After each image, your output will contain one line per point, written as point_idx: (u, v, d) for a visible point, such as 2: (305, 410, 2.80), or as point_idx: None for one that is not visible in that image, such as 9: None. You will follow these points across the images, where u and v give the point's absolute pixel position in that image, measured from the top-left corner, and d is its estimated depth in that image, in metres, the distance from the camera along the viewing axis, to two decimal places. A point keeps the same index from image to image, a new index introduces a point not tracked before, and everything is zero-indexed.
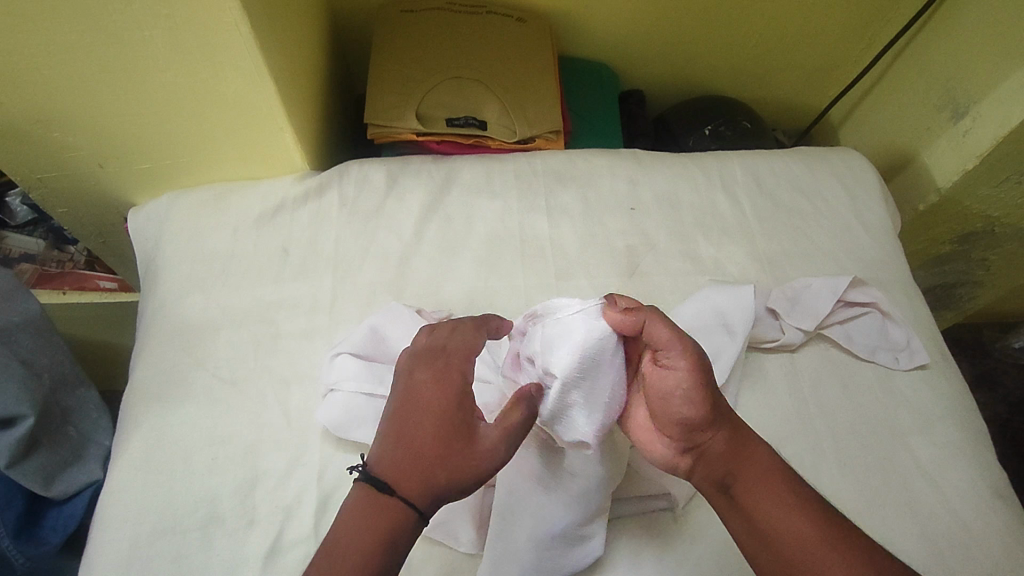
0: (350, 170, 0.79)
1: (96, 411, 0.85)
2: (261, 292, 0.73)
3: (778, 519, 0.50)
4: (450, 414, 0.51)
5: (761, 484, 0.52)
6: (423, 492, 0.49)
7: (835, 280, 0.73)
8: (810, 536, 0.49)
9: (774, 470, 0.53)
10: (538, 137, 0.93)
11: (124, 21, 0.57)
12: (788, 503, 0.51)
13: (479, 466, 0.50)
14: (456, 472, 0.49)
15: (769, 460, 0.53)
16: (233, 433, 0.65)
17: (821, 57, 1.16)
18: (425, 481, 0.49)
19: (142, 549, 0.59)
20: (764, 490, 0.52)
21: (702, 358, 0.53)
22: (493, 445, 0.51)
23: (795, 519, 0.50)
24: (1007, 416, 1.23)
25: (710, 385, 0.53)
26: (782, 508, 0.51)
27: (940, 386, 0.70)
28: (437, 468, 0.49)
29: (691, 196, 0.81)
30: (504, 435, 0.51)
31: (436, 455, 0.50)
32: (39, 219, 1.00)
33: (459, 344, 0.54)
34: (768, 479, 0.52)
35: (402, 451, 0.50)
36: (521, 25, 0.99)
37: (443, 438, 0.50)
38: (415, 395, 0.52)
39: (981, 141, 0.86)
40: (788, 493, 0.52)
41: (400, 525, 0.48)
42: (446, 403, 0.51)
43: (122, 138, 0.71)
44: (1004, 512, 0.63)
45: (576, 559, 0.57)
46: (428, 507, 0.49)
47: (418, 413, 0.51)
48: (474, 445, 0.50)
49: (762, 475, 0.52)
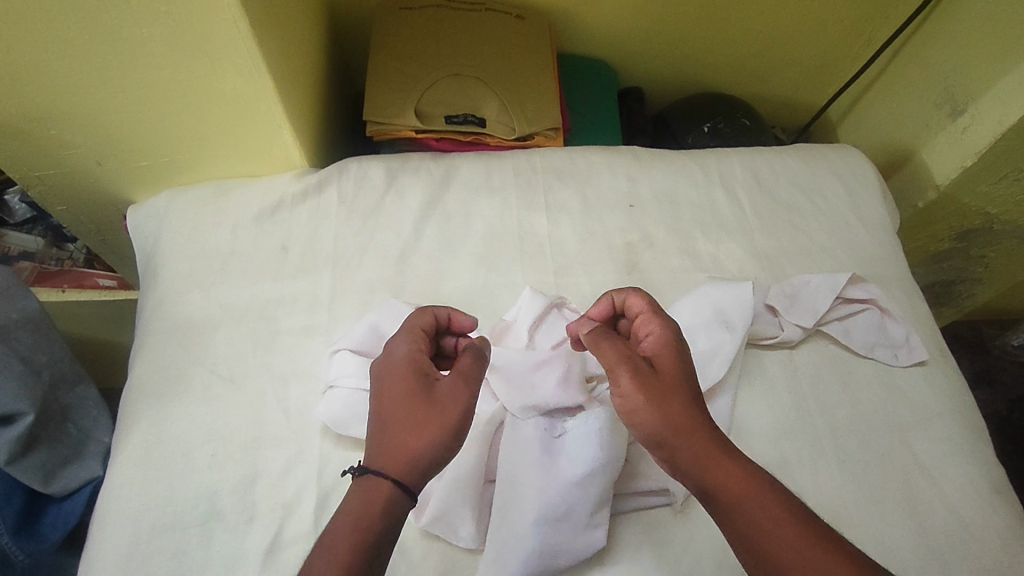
0: (350, 167, 0.79)
1: (95, 408, 0.85)
2: (261, 289, 0.73)
3: (756, 539, 0.47)
4: (406, 378, 0.55)
5: (736, 502, 0.49)
6: (394, 454, 0.51)
7: (834, 277, 0.73)
8: (788, 557, 0.46)
9: (752, 485, 0.49)
10: (538, 134, 0.93)
11: (122, 18, 0.57)
12: (766, 522, 0.47)
13: (440, 415, 0.53)
14: (418, 426, 0.52)
15: (748, 474, 0.50)
16: (233, 429, 0.65)
17: (820, 54, 1.16)
18: (394, 444, 0.52)
19: (141, 546, 0.59)
20: (741, 508, 0.49)
21: (639, 379, 0.54)
22: (450, 394, 0.54)
23: (775, 539, 0.47)
24: (1006, 413, 1.23)
25: (654, 402, 0.53)
26: (760, 528, 0.47)
27: (939, 382, 0.70)
28: (406, 429, 0.52)
29: (691, 193, 0.81)
30: (460, 383, 0.55)
31: (398, 417, 0.53)
32: (38, 217, 1.01)
33: (410, 325, 0.59)
34: (746, 496, 0.49)
35: (377, 426, 0.53)
36: (520, 22, 0.99)
37: (403, 400, 0.53)
38: (383, 371, 0.56)
39: (979, 137, 0.86)
40: (769, 510, 0.48)
41: (377, 494, 0.49)
42: (401, 371, 0.55)
43: (120, 136, 0.71)
44: (1002, 507, 0.64)
45: (580, 548, 0.57)
46: (402, 469, 0.50)
47: (380, 390, 0.55)
48: (432, 398, 0.53)
49: (737, 492, 0.49)
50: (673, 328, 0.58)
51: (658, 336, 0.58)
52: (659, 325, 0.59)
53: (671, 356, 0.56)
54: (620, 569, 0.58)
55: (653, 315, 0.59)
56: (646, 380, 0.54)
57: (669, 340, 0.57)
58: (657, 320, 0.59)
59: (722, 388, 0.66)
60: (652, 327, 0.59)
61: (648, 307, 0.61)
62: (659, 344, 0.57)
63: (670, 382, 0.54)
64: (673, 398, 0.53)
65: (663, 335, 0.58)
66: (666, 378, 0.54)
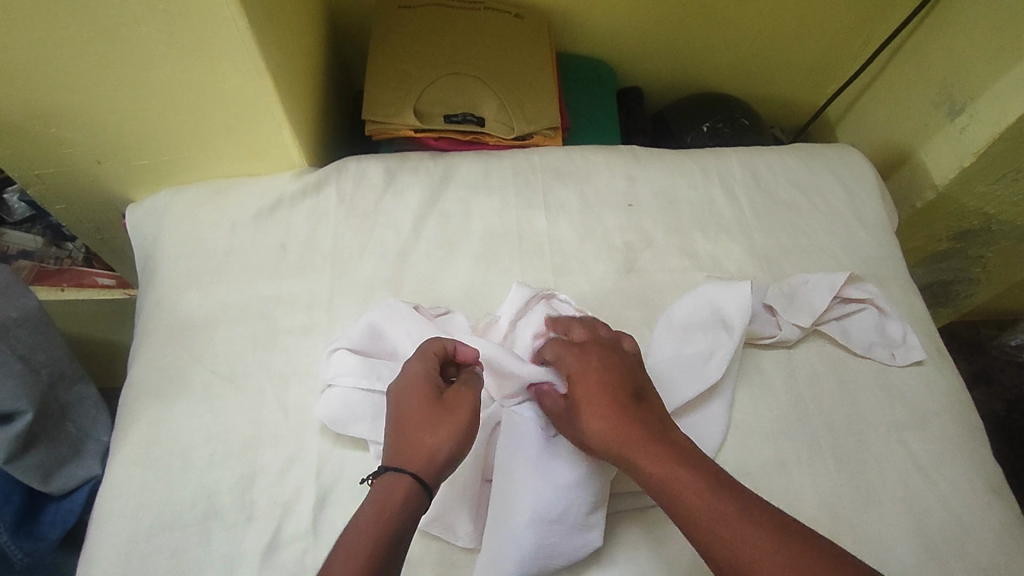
0: (349, 166, 0.79)
1: (95, 407, 0.85)
2: (260, 288, 0.73)
3: (685, 527, 0.50)
4: (419, 391, 0.55)
5: (662, 495, 0.52)
6: (414, 457, 0.52)
7: (833, 276, 0.73)
8: (711, 541, 0.48)
9: (671, 475, 0.52)
10: (537, 133, 0.93)
11: (121, 16, 0.57)
12: (685, 510, 0.50)
13: (455, 420, 0.53)
14: (436, 432, 0.53)
15: (667, 466, 0.52)
16: (232, 428, 0.65)
17: (819, 54, 1.16)
18: (412, 449, 0.52)
19: (141, 544, 0.60)
20: (667, 501, 0.51)
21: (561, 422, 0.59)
22: (465, 401, 0.54)
23: (698, 523, 0.49)
24: (1004, 413, 1.23)
25: (584, 440, 0.57)
26: (686, 516, 0.50)
27: (937, 382, 0.71)
28: (423, 433, 0.53)
29: (689, 192, 0.82)
30: (470, 391, 0.55)
31: (416, 426, 0.53)
32: (37, 216, 1.01)
33: (422, 350, 0.58)
34: (666, 489, 0.51)
35: (395, 432, 0.54)
36: (519, 21, 0.99)
37: (418, 410, 0.54)
38: (402, 380, 0.56)
39: (978, 138, 0.87)
40: (688, 496, 0.50)
41: (398, 490, 0.50)
42: (414, 386, 0.55)
43: (119, 134, 0.71)
44: (999, 507, 0.64)
45: (575, 548, 0.57)
46: (422, 469, 0.51)
47: (396, 405, 0.55)
48: (448, 407, 0.54)
49: (660, 487, 0.52)
50: (585, 360, 0.59)
51: (569, 372, 0.59)
52: (572, 364, 0.60)
53: (588, 389, 0.58)
54: (618, 567, 0.59)
55: (560, 353, 0.61)
56: (566, 420, 0.58)
57: (577, 372, 0.59)
58: (565, 358, 0.60)
59: (719, 389, 0.66)
60: (564, 366, 0.60)
61: (559, 348, 0.61)
62: (571, 379, 0.59)
63: (586, 412, 0.57)
64: (589, 424, 0.56)
65: (578, 371, 0.59)
66: (576, 412, 0.57)
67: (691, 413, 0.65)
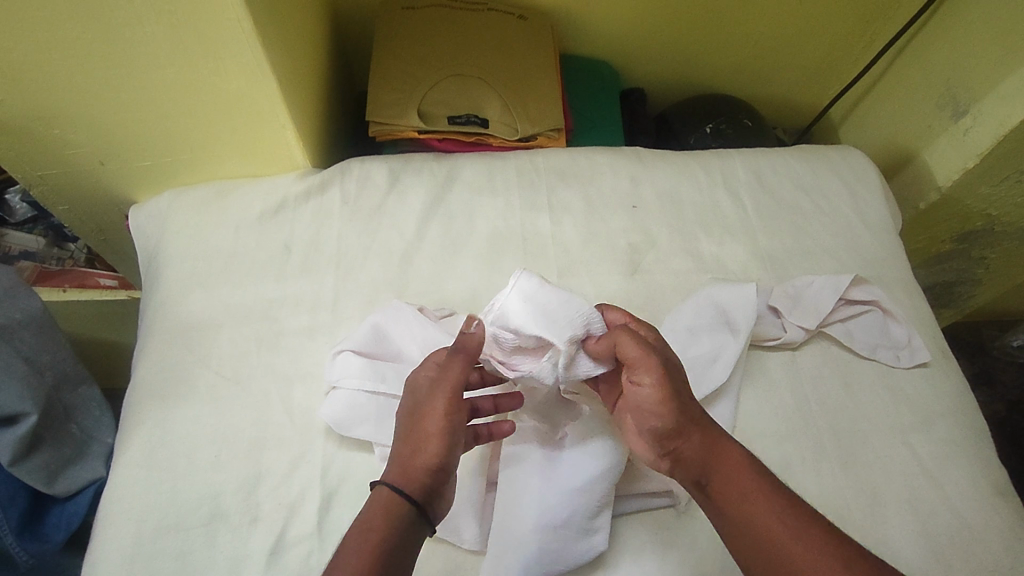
0: (353, 168, 0.79)
1: (99, 409, 0.85)
2: (264, 289, 0.73)
3: (755, 507, 0.50)
4: (403, 400, 0.57)
5: (736, 476, 0.52)
6: (393, 466, 0.52)
7: (837, 278, 0.73)
8: (782, 530, 0.49)
9: (744, 461, 0.53)
10: (540, 135, 0.93)
11: (125, 17, 0.57)
12: (754, 496, 0.51)
13: (427, 424, 0.53)
14: (410, 441, 0.53)
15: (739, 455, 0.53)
16: (237, 430, 0.65)
17: (821, 55, 1.16)
18: (391, 459, 0.53)
19: (146, 546, 0.60)
20: (740, 484, 0.52)
21: (666, 369, 0.53)
22: (433, 401, 0.54)
23: (770, 508, 0.50)
24: (1006, 414, 1.23)
25: (678, 398, 0.53)
26: (756, 499, 0.51)
27: (941, 383, 0.71)
28: (400, 444, 0.53)
29: (693, 194, 0.82)
30: (443, 390, 0.54)
31: (399, 437, 0.54)
32: (40, 217, 1.02)
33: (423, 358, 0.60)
34: (742, 472, 0.52)
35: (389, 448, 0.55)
36: (522, 22, 0.99)
37: (399, 420, 0.55)
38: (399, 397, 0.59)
39: (981, 138, 0.86)
40: (762, 485, 0.51)
41: (374, 501, 0.51)
42: (401, 395, 0.57)
43: (122, 136, 0.71)
44: (1004, 508, 0.64)
45: (580, 553, 0.57)
46: (395, 477, 0.51)
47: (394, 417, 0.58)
48: (421, 412, 0.54)
49: (737, 471, 0.52)
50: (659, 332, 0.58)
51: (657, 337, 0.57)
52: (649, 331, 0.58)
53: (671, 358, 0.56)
54: (623, 569, 0.59)
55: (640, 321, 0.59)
56: (668, 369, 0.53)
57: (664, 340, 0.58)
58: (647, 325, 0.58)
59: (724, 391, 0.66)
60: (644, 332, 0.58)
61: (628, 317, 0.59)
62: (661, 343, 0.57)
63: (677, 374, 0.55)
64: (684, 386, 0.54)
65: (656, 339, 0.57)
66: (676, 370, 0.55)
67: None
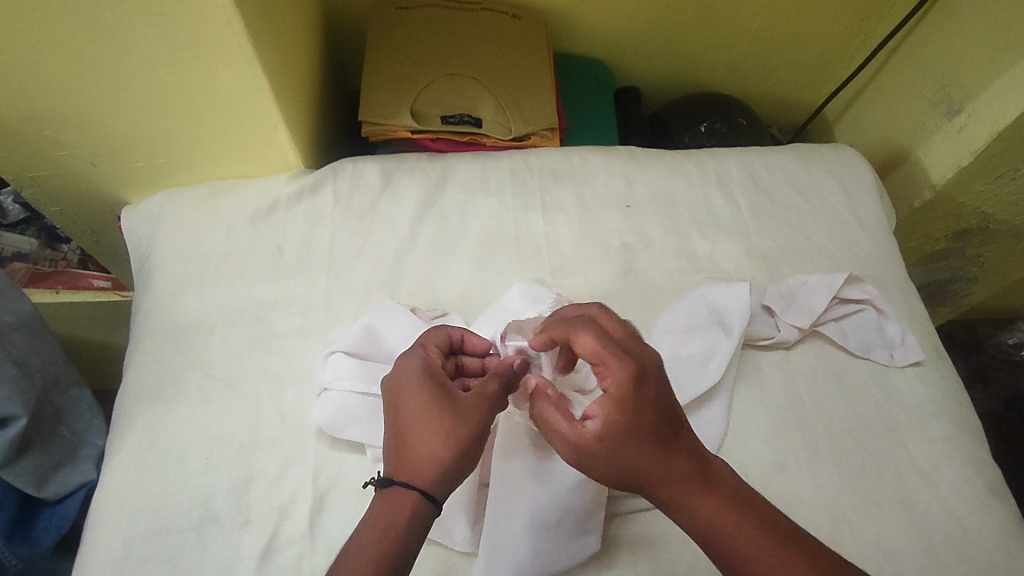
0: (345, 168, 0.78)
1: (90, 411, 0.84)
2: (255, 290, 0.72)
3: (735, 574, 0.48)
4: (427, 390, 0.53)
5: (711, 543, 0.49)
6: (421, 467, 0.50)
7: (831, 277, 0.73)
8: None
9: (725, 526, 0.49)
10: (534, 134, 0.93)
11: (116, 18, 0.57)
12: (722, 548, 0.49)
13: (466, 430, 0.52)
14: (443, 440, 0.51)
15: (718, 520, 0.49)
16: (229, 432, 0.64)
17: (817, 54, 1.16)
18: (417, 458, 0.50)
19: (137, 550, 0.59)
20: (711, 540, 0.49)
21: (581, 459, 0.52)
22: (474, 407, 0.53)
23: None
24: (1001, 412, 1.23)
25: (611, 471, 0.51)
26: (734, 568, 0.48)
27: (935, 382, 0.70)
28: (428, 441, 0.51)
29: (687, 193, 0.81)
30: (486, 401, 0.53)
31: (422, 431, 0.51)
32: (31, 219, 0.99)
33: (423, 342, 0.58)
34: (719, 540, 0.49)
35: (399, 438, 0.52)
36: (517, 21, 0.99)
37: (425, 412, 0.52)
38: (402, 381, 0.54)
39: (976, 137, 0.86)
40: (741, 546, 0.48)
41: (404, 507, 0.49)
42: (419, 383, 0.53)
43: (114, 137, 0.71)
44: (998, 507, 0.64)
45: (573, 553, 0.57)
46: (428, 483, 0.50)
47: (398, 403, 0.53)
48: (458, 413, 0.52)
49: (704, 524, 0.49)
50: (619, 372, 0.50)
51: (608, 393, 0.50)
52: (604, 377, 0.51)
53: (618, 416, 0.50)
54: (616, 570, 0.58)
55: (601, 363, 0.51)
56: (588, 455, 0.51)
57: (617, 395, 0.50)
58: (608, 371, 0.50)
59: (717, 391, 0.66)
60: (603, 380, 0.51)
61: (598, 346, 0.51)
62: (607, 403, 0.50)
63: (614, 442, 0.50)
64: (625, 464, 0.50)
65: (608, 388, 0.50)
66: (609, 448, 0.50)
67: (689, 416, 0.65)
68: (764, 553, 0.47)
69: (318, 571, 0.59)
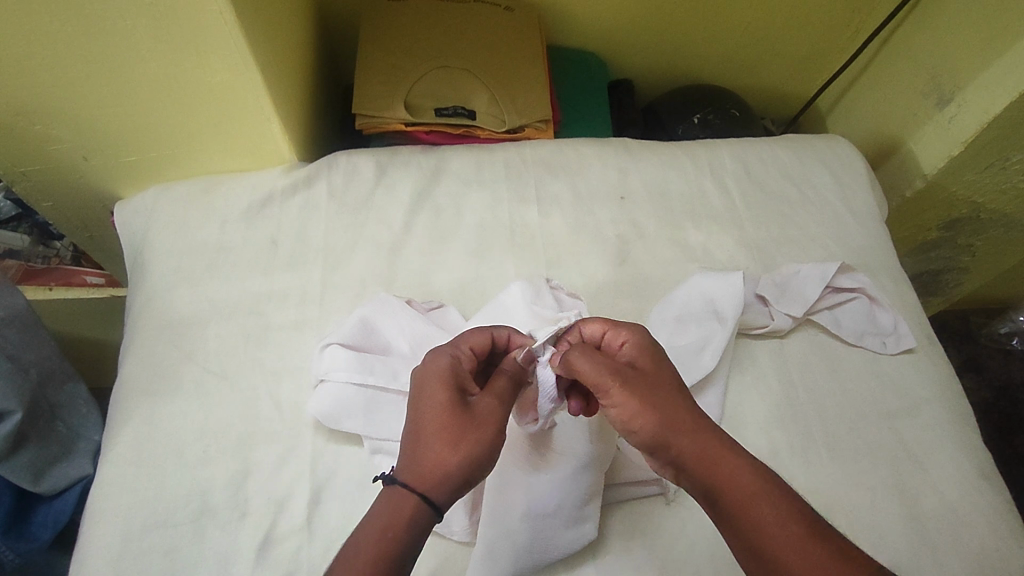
0: (339, 161, 0.78)
1: (85, 406, 0.85)
2: (250, 284, 0.72)
3: (761, 545, 0.46)
4: (445, 389, 0.52)
5: (741, 504, 0.48)
6: (424, 472, 0.49)
7: (824, 266, 0.73)
8: (790, 538, 0.46)
9: (753, 484, 0.48)
10: (528, 126, 0.93)
11: (104, 9, 0.56)
12: (752, 507, 0.47)
13: (476, 435, 0.51)
14: (450, 445, 0.50)
15: (754, 478, 0.48)
16: (225, 425, 0.64)
17: (809, 44, 1.16)
18: (423, 461, 0.50)
19: (134, 542, 0.59)
20: (742, 503, 0.48)
21: (627, 389, 0.51)
22: (486, 413, 0.52)
23: (781, 546, 0.46)
24: (993, 401, 1.24)
25: (656, 406, 0.51)
26: (764, 536, 0.46)
27: (928, 369, 0.71)
28: (438, 443, 0.50)
29: (681, 184, 0.82)
30: (495, 407, 0.53)
31: (431, 433, 0.50)
32: (22, 215, 1.00)
33: (458, 340, 0.57)
34: (752, 504, 0.47)
35: (411, 439, 0.51)
36: (510, 14, 0.99)
37: (438, 411, 0.51)
38: (422, 379, 0.53)
39: (966, 126, 0.87)
40: (771, 506, 0.47)
41: (404, 508, 0.48)
42: (440, 382, 0.52)
43: (106, 130, 0.70)
44: (988, 491, 0.64)
45: (570, 541, 0.57)
46: (433, 487, 0.49)
47: (417, 398, 0.53)
48: (470, 419, 0.51)
49: (737, 480, 0.48)
50: (643, 332, 0.56)
51: (634, 342, 0.55)
52: (629, 334, 0.56)
53: (652, 360, 0.54)
54: (613, 559, 0.59)
55: (617, 326, 0.57)
56: (633, 386, 0.52)
57: (643, 343, 0.55)
58: (626, 328, 0.57)
59: (712, 379, 0.67)
60: (623, 337, 0.56)
61: (608, 322, 0.58)
62: (637, 350, 0.55)
63: (656, 381, 0.53)
64: (669, 400, 0.52)
65: (637, 343, 0.55)
66: (651, 384, 0.52)
67: None
68: (789, 513, 0.47)
69: (316, 562, 0.59)
